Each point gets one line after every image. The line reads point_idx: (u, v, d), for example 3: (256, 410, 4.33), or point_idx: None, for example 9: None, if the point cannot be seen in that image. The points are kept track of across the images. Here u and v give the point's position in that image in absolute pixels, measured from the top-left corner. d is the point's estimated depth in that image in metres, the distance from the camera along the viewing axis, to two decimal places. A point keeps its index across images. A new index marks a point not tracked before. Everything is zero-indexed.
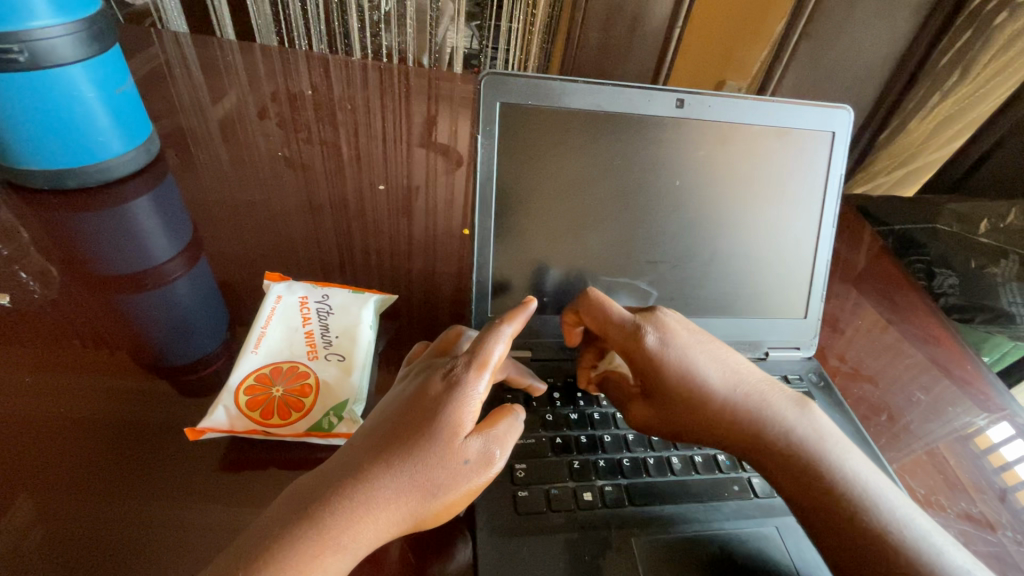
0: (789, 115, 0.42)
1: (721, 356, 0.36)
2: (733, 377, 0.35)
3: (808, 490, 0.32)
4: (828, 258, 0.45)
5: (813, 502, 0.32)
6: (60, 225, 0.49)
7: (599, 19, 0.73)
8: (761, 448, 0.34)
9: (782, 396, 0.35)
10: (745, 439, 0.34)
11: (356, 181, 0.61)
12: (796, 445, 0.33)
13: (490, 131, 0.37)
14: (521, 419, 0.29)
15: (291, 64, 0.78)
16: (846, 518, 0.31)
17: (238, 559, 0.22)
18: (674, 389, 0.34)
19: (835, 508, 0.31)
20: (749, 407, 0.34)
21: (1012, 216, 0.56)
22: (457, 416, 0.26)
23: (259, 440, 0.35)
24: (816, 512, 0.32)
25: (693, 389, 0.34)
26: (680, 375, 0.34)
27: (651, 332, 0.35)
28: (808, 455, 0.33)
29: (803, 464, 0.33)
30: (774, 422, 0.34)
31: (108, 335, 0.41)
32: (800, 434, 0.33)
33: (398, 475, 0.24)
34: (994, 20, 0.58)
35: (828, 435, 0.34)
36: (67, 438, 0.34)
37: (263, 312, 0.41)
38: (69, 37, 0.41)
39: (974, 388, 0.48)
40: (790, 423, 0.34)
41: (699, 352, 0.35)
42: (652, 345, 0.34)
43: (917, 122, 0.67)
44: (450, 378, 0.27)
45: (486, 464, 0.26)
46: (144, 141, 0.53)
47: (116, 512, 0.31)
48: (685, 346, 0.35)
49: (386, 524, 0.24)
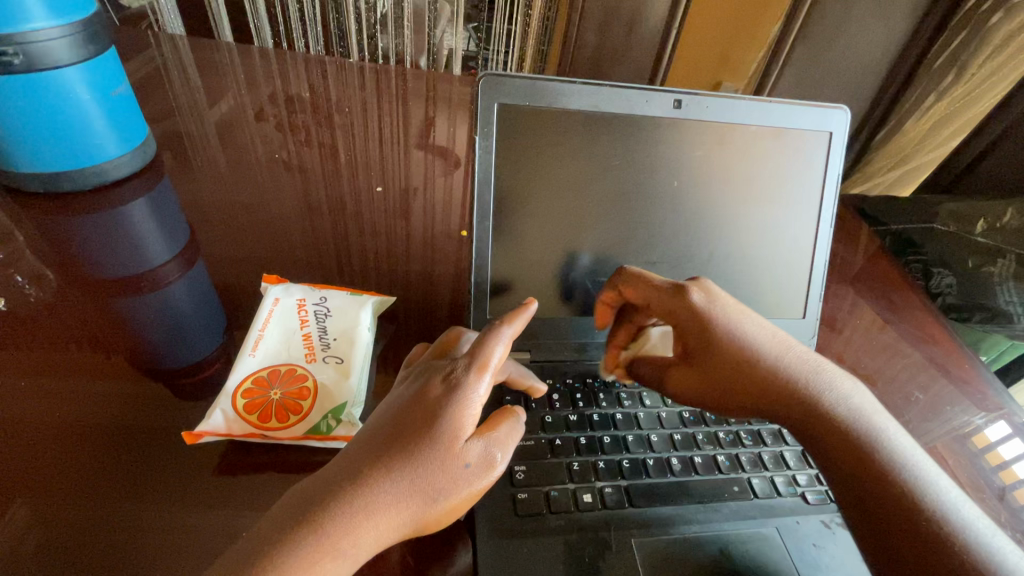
0: (786, 115, 0.42)
1: (771, 326, 0.37)
2: (783, 342, 0.36)
3: (858, 464, 0.31)
4: (825, 259, 0.45)
5: (862, 476, 0.31)
6: (55, 228, 0.49)
7: (596, 21, 0.73)
8: (813, 417, 0.33)
9: (833, 368, 0.35)
10: (797, 405, 0.34)
11: (354, 183, 0.61)
12: (848, 418, 0.33)
13: (488, 132, 0.37)
14: (522, 422, 0.29)
15: (288, 66, 0.78)
16: (896, 494, 0.30)
17: (236, 565, 0.22)
18: (721, 348, 0.35)
19: (885, 484, 0.30)
20: (801, 374, 0.34)
21: (1010, 216, 0.56)
22: (458, 419, 0.25)
23: (257, 443, 0.35)
24: (864, 487, 0.31)
25: (743, 351, 0.35)
26: (726, 334, 0.35)
27: (696, 292, 0.36)
28: (859, 429, 0.32)
29: (854, 436, 0.32)
30: (826, 392, 0.34)
31: (104, 339, 0.41)
32: (852, 408, 0.33)
33: (399, 479, 0.24)
34: (989, 20, 0.58)
35: (878, 413, 0.33)
36: (63, 442, 0.34)
37: (261, 315, 0.41)
38: (65, 39, 0.41)
39: (971, 387, 0.48)
40: (842, 396, 0.34)
41: (747, 317, 0.36)
42: (699, 303, 0.36)
43: (913, 122, 0.67)
44: (451, 380, 0.26)
45: (487, 468, 0.26)
46: (140, 143, 0.52)
47: (112, 518, 0.31)
48: (734, 310, 0.36)
49: (387, 528, 0.24)
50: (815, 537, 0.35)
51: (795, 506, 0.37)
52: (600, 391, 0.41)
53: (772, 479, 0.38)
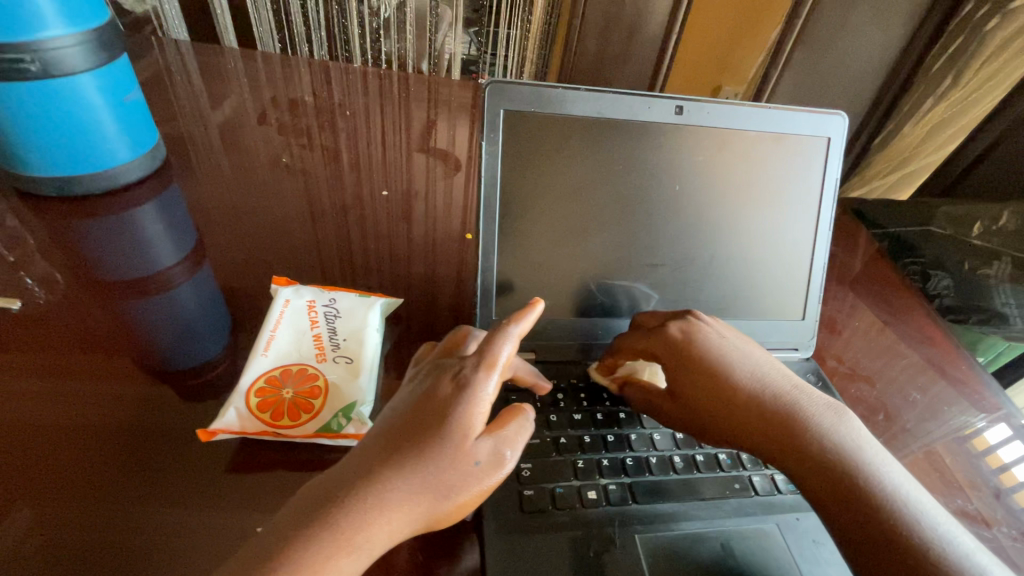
0: (786, 120, 0.43)
1: (754, 360, 0.38)
2: (764, 377, 0.37)
3: (836, 494, 0.32)
4: (825, 260, 0.46)
5: (849, 508, 0.31)
6: (65, 232, 0.49)
7: (596, 26, 0.74)
8: (795, 450, 0.33)
9: (817, 401, 0.36)
10: (778, 437, 0.34)
11: (357, 186, 0.62)
12: (827, 448, 0.33)
13: (493, 137, 0.38)
14: (531, 419, 0.30)
15: (292, 71, 0.79)
16: (883, 525, 0.30)
17: (256, 558, 0.22)
18: (699, 381, 0.37)
19: (871, 516, 0.30)
20: (783, 406, 0.35)
21: (1005, 218, 0.55)
22: (468, 418, 0.26)
23: (269, 441, 0.36)
24: (850, 519, 0.31)
25: (719, 382, 0.36)
26: (704, 366, 0.37)
27: (676, 327, 0.39)
28: (838, 459, 0.33)
29: (839, 467, 0.32)
30: (807, 423, 0.34)
31: (115, 341, 0.41)
32: (831, 440, 0.33)
33: (411, 477, 0.25)
34: (986, 25, 0.59)
35: (861, 442, 0.34)
36: (77, 442, 0.35)
37: (272, 316, 0.42)
38: (80, 47, 0.42)
39: (969, 388, 0.48)
40: (827, 427, 0.34)
41: (726, 351, 0.38)
42: (677, 335, 0.39)
43: (910, 128, 0.69)
44: (459, 379, 0.27)
45: (496, 465, 0.27)
46: (150, 148, 0.53)
47: (125, 516, 0.32)
48: (713, 344, 0.38)
49: (400, 524, 0.24)
50: (815, 533, 0.36)
51: (796, 503, 0.37)
52: (604, 391, 0.42)
53: (772, 476, 0.38)
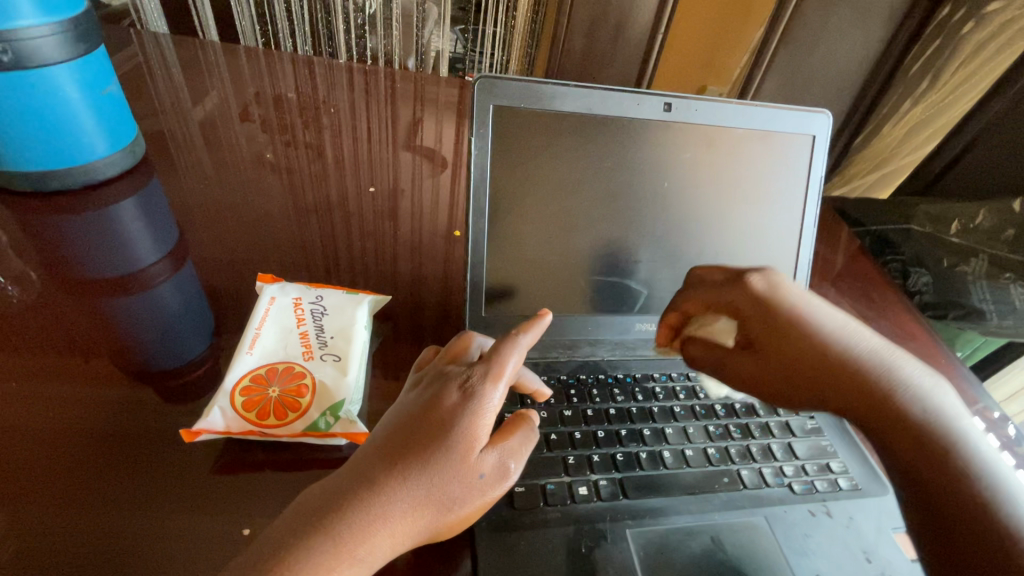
0: (772, 118, 0.43)
1: (849, 320, 0.36)
2: (858, 333, 0.35)
3: (920, 450, 0.31)
4: (810, 258, 0.47)
5: (926, 458, 0.30)
6: (40, 228, 0.48)
7: (583, 25, 0.74)
8: (883, 406, 0.32)
9: (916, 365, 0.34)
10: (865, 393, 0.33)
11: (343, 183, 0.61)
12: (924, 410, 0.32)
13: (481, 133, 0.38)
14: (535, 429, 0.30)
15: (276, 66, 0.77)
16: (961, 483, 0.29)
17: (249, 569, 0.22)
18: (786, 334, 0.36)
19: (954, 473, 0.30)
20: (879, 365, 0.34)
21: (982, 216, 0.56)
22: (473, 429, 0.26)
23: (255, 441, 0.35)
24: (926, 467, 0.30)
25: (812, 336, 0.35)
26: (792, 317, 0.36)
27: (759, 279, 0.38)
28: (937, 422, 0.31)
29: (931, 426, 0.31)
30: (906, 384, 0.33)
31: (93, 341, 0.40)
32: (930, 402, 0.32)
33: (417, 486, 0.24)
34: (960, 29, 0.61)
35: (960, 412, 0.32)
36: (52, 445, 0.34)
37: (257, 313, 0.41)
38: (55, 37, 0.41)
39: (947, 381, 0.49)
40: (924, 392, 0.33)
41: (819, 307, 0.37)
42: (761, 289, 0.37)
43: (891, 126, 0.70)
44: (466, 388, 0.27)
45: (500, 477, 0.27)
46: (129, 143, 0.52)
47: (106, 521, 0.31)
48: (801, 298, 0.37)
49: (403, 536, 0.24)
50: (804, 527, 0.36)
51: (784, 496, 0.38)
52: (594, 385, 0.42)
53: (760, 470, 0.39)
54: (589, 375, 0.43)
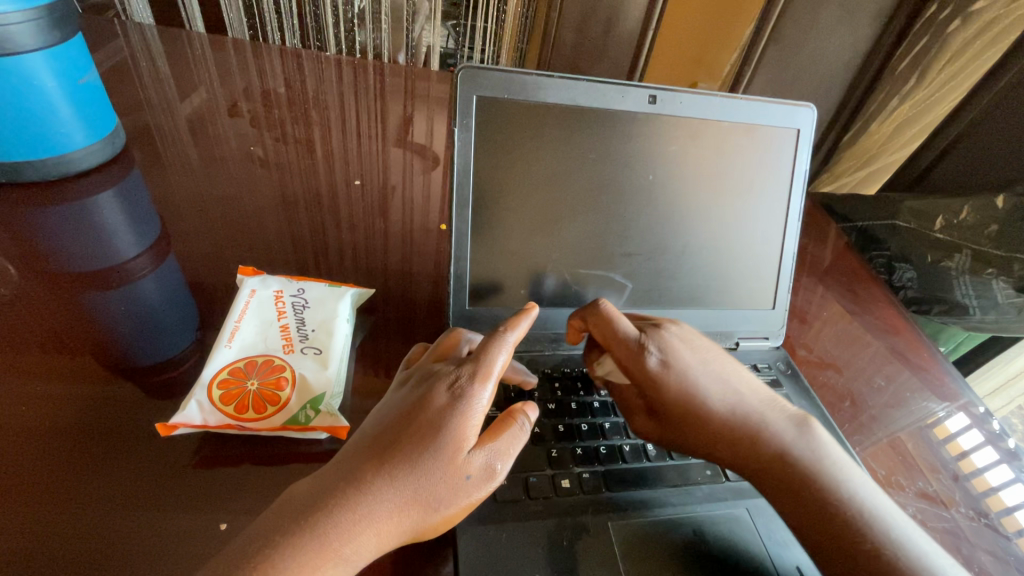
0: (758, 111, 0.43)
1: (724, 379, 0.37)
2: (732, 393, 0.37)
3: (800, 503, 0.33)
4: (794, 252, 0.47)
5: (802, 510, 0.33)
6: (17, 220, 0.47)
7: (574, 20, 0.75)
8: (757, 462, 0.35)
9: (777, 414, 0.36)
10: (743, 455, 0.35)
11: (331, 177, 0.60)
12: (789, 460, 0.34)
13: (466, 124, 0.37)
14: (526, 428, 0.29)
15: (264, 59, 0.77)
16: (838, 527, 0.32)
17: (230, 563, 0.21)
18: (675, 407, 0.36)
19: (832, 521, 0.32)
20: (748, 424, 0.35)
21: (966, 213, 0.55)
22: (462, 430, 0.26)
23: (235, 435, 0.35)
24: (803, 518, 0.33)
25: (693, 406, 0.36)
26: (682, 391, 0.36)
27: (654, 351, 0.37)
28: (801, 472, 0.34)
29: (799, 477, 0.34)
30: (771, 439, 0.35)
31: (72, 336, 0.39)
32: (791, 453, 0.34)
33: (403, 487, 0.24)
34: (947, 27, 0.60)
35: (823, 453, 0.35)
36: (23, 443, 0.33)
37: (237, 306, 0.40)
38: (27, 24, 0.40)
39: (930, 374, 0.50)
40: (789, 444, 0.35)
41: (700, 370, 0.37)
42: (655, 364, 0.36)
43: (878, 124, 0.69)
44: (455, 389, 0.27)
45: (487, 479, 0.26)
46: (108, 133, 0.51)
47: (81, 519, 0.30)
48: (687, 363, 0.37)
49: (388, 536, 0.24)
50: None
51: None
52: (578, 379, 0.42)
53: None
54: (574, 368, 0.43)
